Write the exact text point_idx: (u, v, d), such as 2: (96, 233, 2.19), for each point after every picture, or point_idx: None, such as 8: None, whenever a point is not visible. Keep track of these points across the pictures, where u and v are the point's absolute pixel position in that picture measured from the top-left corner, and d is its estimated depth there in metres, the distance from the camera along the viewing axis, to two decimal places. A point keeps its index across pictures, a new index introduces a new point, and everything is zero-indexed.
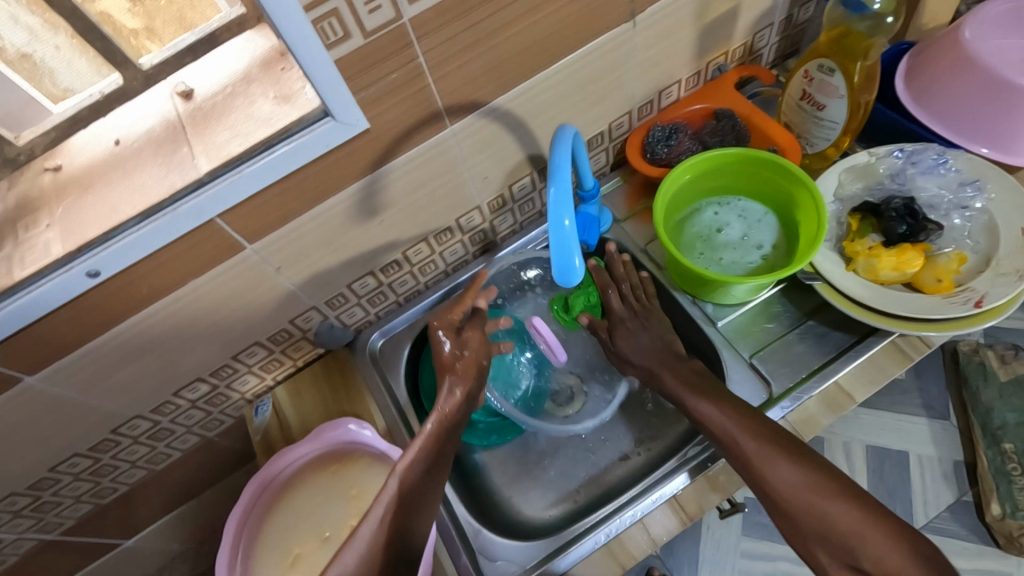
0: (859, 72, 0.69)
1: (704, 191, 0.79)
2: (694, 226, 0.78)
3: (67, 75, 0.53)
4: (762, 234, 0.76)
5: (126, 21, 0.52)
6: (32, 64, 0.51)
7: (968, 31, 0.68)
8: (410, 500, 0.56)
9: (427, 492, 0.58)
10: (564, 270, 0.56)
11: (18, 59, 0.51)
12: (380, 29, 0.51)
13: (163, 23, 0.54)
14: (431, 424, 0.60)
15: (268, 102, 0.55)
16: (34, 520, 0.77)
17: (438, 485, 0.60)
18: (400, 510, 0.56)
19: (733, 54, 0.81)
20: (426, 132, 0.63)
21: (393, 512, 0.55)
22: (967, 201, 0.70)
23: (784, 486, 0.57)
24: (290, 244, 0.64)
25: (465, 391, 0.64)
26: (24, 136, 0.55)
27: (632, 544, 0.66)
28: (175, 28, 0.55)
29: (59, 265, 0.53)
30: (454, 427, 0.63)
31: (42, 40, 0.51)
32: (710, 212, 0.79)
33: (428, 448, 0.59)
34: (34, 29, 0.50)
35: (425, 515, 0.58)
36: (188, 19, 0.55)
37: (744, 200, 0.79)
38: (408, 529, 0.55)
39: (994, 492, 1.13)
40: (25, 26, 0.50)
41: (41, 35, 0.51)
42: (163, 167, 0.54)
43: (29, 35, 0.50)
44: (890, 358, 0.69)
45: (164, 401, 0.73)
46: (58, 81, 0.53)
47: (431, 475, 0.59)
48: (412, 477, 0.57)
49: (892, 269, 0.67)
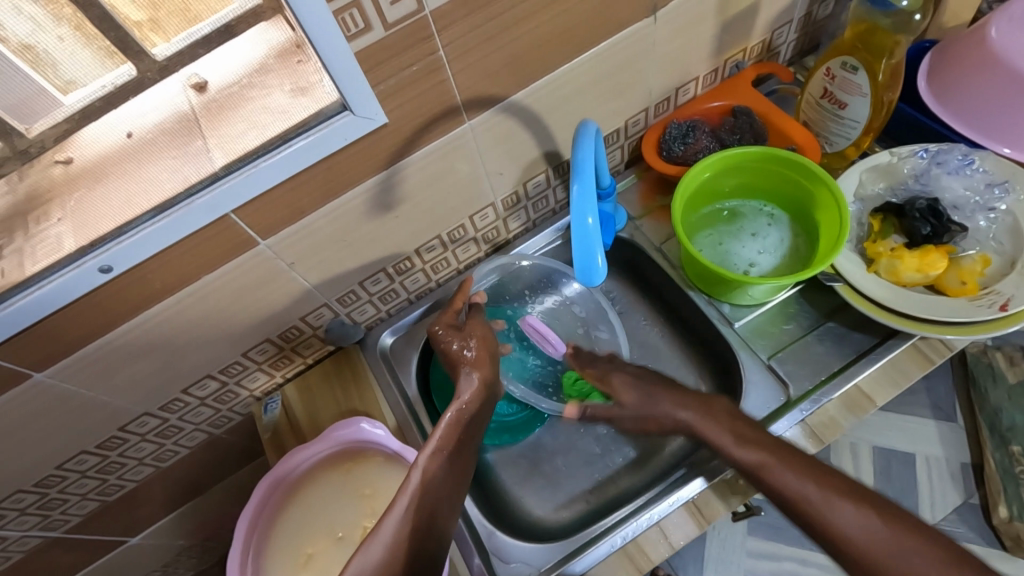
0: (884, 70, 0.68)
1: (734, 189, 0.78)
2: (735, 225, 0.77)
3: (72, 66, 0.48)
4: (764, 258, 0.74)
5: (131, 13, 0.47)
6: (36, 55, 0.46)
7: (996, 28, 0.67)
8: (434, 493, 0.57)
9: (451, 482, 0.58)
10: (586, 269, 0.55)
11: (20, 50, 0.45)
12: (400, 21, 0.50)
13: (168, 15, 0.49)
14: (450, 414, 0.62)
15: (284, 94, 0.54)
16: (40, 517, 0.76)
17: (462, 477, 0.60)
18: (423, 507, 0.56)
19: (752, 51, 0.80)
20: (444, 126, 0.62)
21: (417, 502, 0.55)
22: (994, 202, 0.69)
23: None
24: (303, 239, 0.63)
25: (484, 377, 0.65)
26: (36, 128, 0.51)
27: (648, 546, 0.65)
28: (179, 22, 0.50)
29: (72, 260, 0.52)
30: (477, 419, 0.64)
31: (46, 31, 0.45)
32: (756, 218, 0.77)
33: (446, 436, 0.61)
34: (38, 19, 0.44)
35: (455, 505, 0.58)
36: (193, 10, 0.50)
37: (777, 208, 0.77)
38: (433, 516, 0.56)
39: (1002, 495, 1.13)
40: (30, 17, 0.44)
41: (45, 24, 0.45)
42: (177, 159, 0.53)
43: (33, 26, 0.45)
44: (911, 359, 0.68)
45: (172, 398, 0.72)
46: (62, 73, 0.48)
47: (453, 467, 0.59)
48: (433, 471, 0.58)
49: (915, 271, 0.66)
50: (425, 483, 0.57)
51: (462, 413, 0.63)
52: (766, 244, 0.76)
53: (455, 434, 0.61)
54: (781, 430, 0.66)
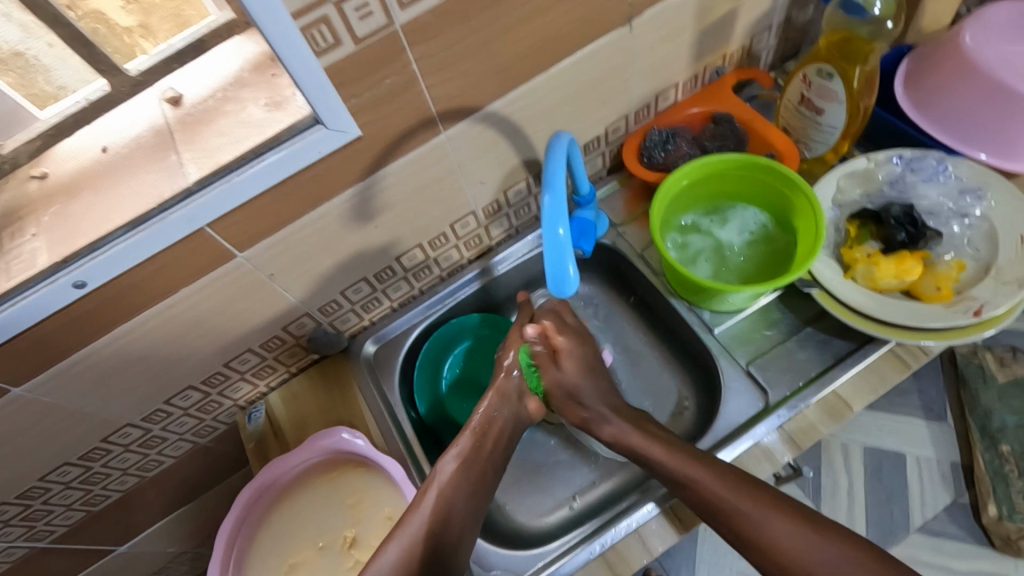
0: (858, 77, 0.69)
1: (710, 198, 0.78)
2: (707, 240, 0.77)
3: (63, 73, 0.51)
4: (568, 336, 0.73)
5: (120, 19, 0.50)
6: (26, 61, 0.49)
7: (969, 36, 0.68)
8: (457, 493, 0.63)
9: (475, 484, 0.64)
10: (559, 279, 0.55)
11: (11, 56, 0.49)
12: (372, 35, 0.50)
13: (160, 19, 0.52)
14: (476, 420, 0.68)
15: (259, 107, 0.54)
16: (25, 528, 0.76)
17: (484, 479, 0.65)
18: (443, 506, 0.61)
19: (731, 57, 0.80)
20: (421, 137, 0.62)
21: (440, 498, 0.62)
22: (967, 208, 0.69)
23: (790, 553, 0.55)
24: (283, 251, 0.63)
25: (503, 384, 0.70)
26: (9, 143, 0.54)
27: (629, 554, 0.65)
28: (170, 26, 0.53)
29: (45, 276, 0.52)
30: (508, 423, 0.70)
31: (36, 36, 0.48)
32: (727, 227, 0.78)
33: (468, 446, 0.66)
34: (28, 26, 0.47)
35: (474, 510, 0.63)
36: (184, 15, 0.53)
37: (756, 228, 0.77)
38: (453, 508, 0.62)
39: (991, 495, 1.13)
40: (19, 23, 0.47)
41: (35, 31, 0.48)
42: (155, 173, 0.53)
43: (23, 32, 0.48)
44: (890, 365, 0.69)
45: (156, 408, 0.72)
46: (52, 78, 0.51)
47: (474, 474, 0.65)
48: (451, 482, 0.63)
49: (891, 277, 0.67)
50: (453, 492, 0.62)
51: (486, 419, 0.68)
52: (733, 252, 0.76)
53: (476, 442, 0.67)
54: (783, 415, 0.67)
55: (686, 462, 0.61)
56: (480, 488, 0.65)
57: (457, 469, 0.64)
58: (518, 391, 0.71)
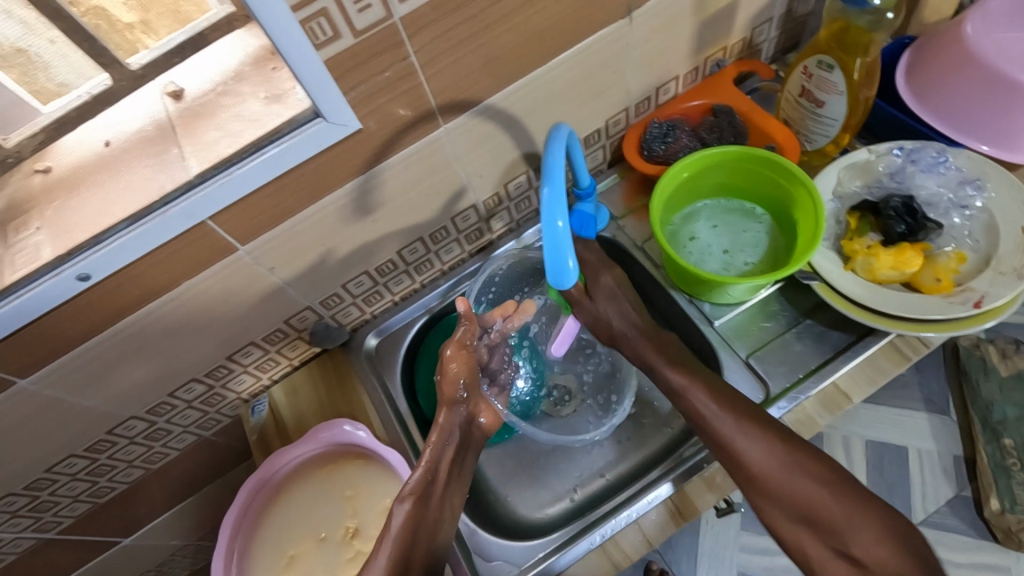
0: (859, 68, 0.69)
1: (741, 193, 0.78)
2: (716, 227, 0.78)
3: (62, 70, 0.51)
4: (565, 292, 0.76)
5: (121, 15, 0.50)
6: (26, 58, 0.50)
7: (970, 25, 0.67)
8: (412, 536, 0.60)
9: (432, 518, 0.62)
10: (558, 271, 0.56)
11: (12, 54, 0.49)
12: (371, 28, 0.50)
13: (158, 16, 0.52)
14: (425, 455, 0.66)
15: (258, 101, 0.55)
16: (33, 519, 0.77)
17: (442, 510, 0.64)
18: (402, 548, 0.60)
19: (732, 49, 0.80)
20: (419, 131, 0.62)
21: (397, 545, 0.60)
22: (968, 200, 0.69)
23: (759, 467, 0.60)
24: (283, 244, 0.63)
25: (443, 422, 0.68)
26: (13, 138, 0.53)
27: (626, 544, 0.66)
28: (170, 23, 0.53)
29: (50, 268, 0.52)
30: (457, 451, 0.68)
31: (37, 34, 0.49)
32: (725, 214, 0.79)
33: (419, 481, 0.64)
34: (28, 23, 0.48)
35: (437, 537, 0.62)
36: (183, 12, 0.53)
37: (752, 253, 0.75)
38: (415, 543, 0.60)
39: (993, 487, 1.13)
40: (21, 21, 0.48)
41: (35, 29, 0.48)
42: (152, 167, 0.54)
43: (23, 29, 0.48)
44: (888, 357, 0.69)
45: (159, 401, 0.73)
46: (53, 76, 0.51)
47: (432, 510, 0.63)
48: (403, 529, 0.61)
49: (890, 269, 0.67)
50: (410, 526, 0.61)
51: (437, 455, 0.66)
52: (723, 247, 0.77)
53: (429, 477, 0.64)
54: (782, 408, 0.68)
55: (706, 411, 0.64)
56: (438, 519, 0.63)
57: (412, 504, 0.62)
58: (464, 421, 0.70)
